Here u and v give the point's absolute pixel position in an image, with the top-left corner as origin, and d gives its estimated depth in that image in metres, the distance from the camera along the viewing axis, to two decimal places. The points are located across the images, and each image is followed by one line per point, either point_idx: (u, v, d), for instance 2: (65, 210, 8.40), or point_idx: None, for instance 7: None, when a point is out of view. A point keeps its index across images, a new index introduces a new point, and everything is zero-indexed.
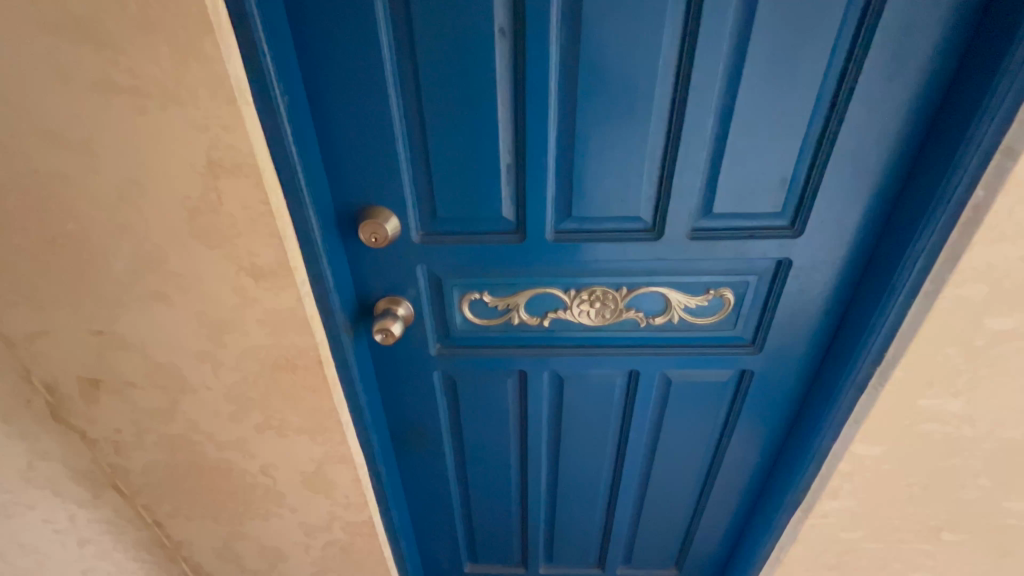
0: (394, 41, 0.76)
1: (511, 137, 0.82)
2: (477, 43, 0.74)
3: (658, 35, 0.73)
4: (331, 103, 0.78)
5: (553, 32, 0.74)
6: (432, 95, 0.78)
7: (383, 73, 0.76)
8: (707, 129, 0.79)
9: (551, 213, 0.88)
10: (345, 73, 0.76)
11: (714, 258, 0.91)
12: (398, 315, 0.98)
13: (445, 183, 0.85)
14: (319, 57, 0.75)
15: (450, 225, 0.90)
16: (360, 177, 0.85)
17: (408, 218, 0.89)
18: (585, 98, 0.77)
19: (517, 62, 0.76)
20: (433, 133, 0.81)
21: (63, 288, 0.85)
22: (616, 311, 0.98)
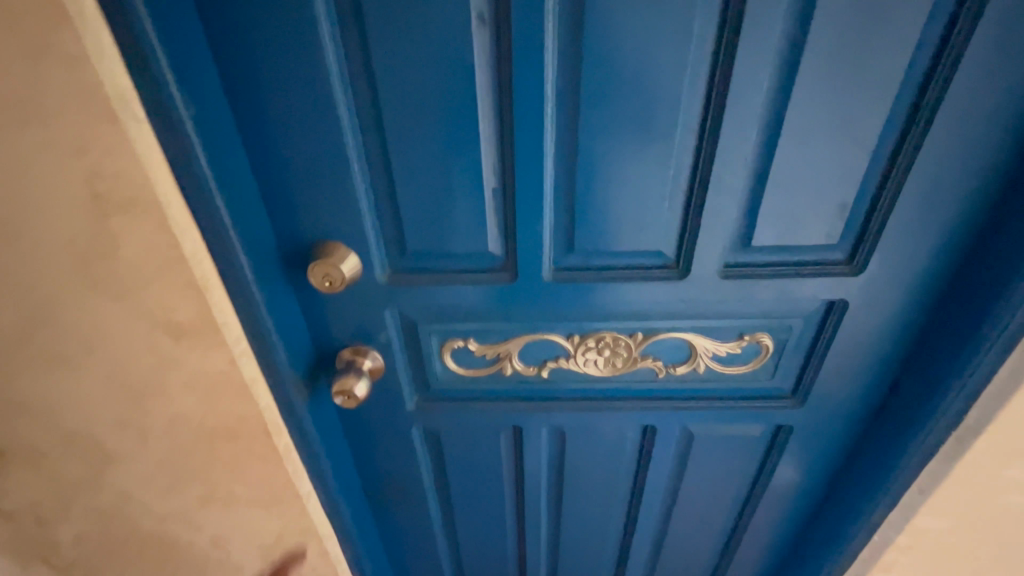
0: (339, 32, 0.57)
1: (495, 155, 0.64)
2: (447, 33, 0.56)
3: (688, 22, 0.55)
4: (262, 115, 0.60)
5: (548, 18, 0.55)
6: (391, 103, 0.60)
7: (325, 75, 0.58)
8: (748, 143, 0.61)
9: (548, 248, 0.71)
10: (276, 74, 0.58)
11: (750, 300, 0.73)
12: (364, 370, 0.80)
13: (414, 212, 0.68)
14: (240, 53, 0.57)
15: (424, 263, 0.73)
16: (307, 206, 0.67)
17: (370, 255, 0.71)
18: (588, 106, 0.60)
19: (502, 59, 0.58)
20: (395, 151, 0.63)
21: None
22: (629, 360, 0.82)
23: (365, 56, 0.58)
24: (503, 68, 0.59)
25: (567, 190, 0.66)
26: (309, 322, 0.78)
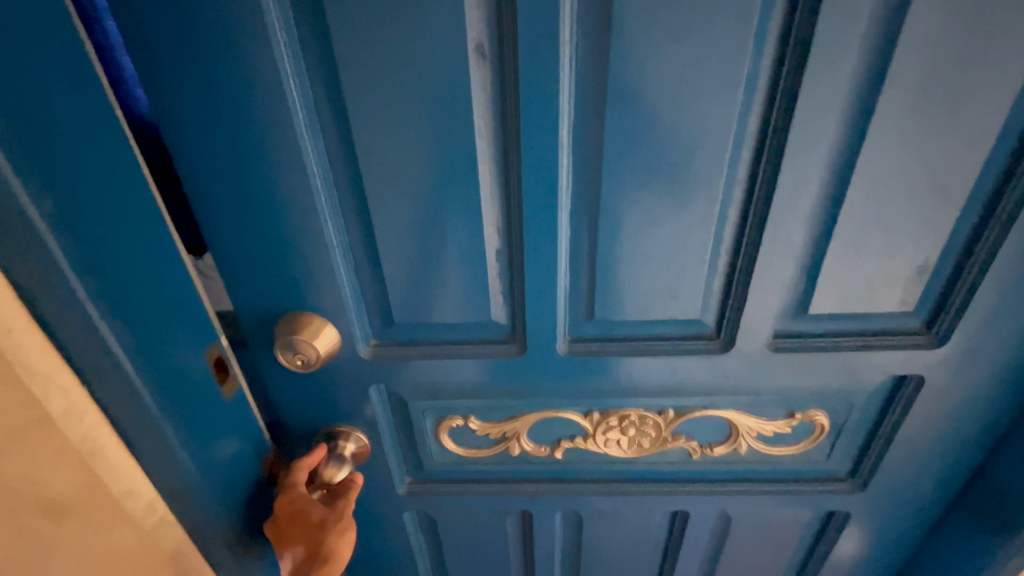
0: (305, 66, 0.46)
1: (499, 210, 0.53)
2: (434, 66, 0.46)
3: (737, 44, 0.44)
4: (216, 171, 0.50)
5: (562, 45, 0.44)
6: (372, 151, 0.50)
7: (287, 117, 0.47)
8: (809, 197, 0.50)
9: (562, 317, 0.59)
10: (230, 119, 0.47)
11: (806, 375, 0.61)
12: (346, 454, 0.67)
13: (403, 279, 0.57)
14: (185, 96, 0.47)
15: (415, 334, 0.61)
16: (271, 274, 0.55)
17: (351, 328, 0.59)
18: (611, 152, 0.49)
19: (503, 95, 0.47)
20: (374, 210, 0.53)
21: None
22: (657, 439, 0.69)
23: (336, 95, 0.48)
24: (504, 106, 0.48)
25: (583, 249, 0.55)
26: (278, 404, 0.65)
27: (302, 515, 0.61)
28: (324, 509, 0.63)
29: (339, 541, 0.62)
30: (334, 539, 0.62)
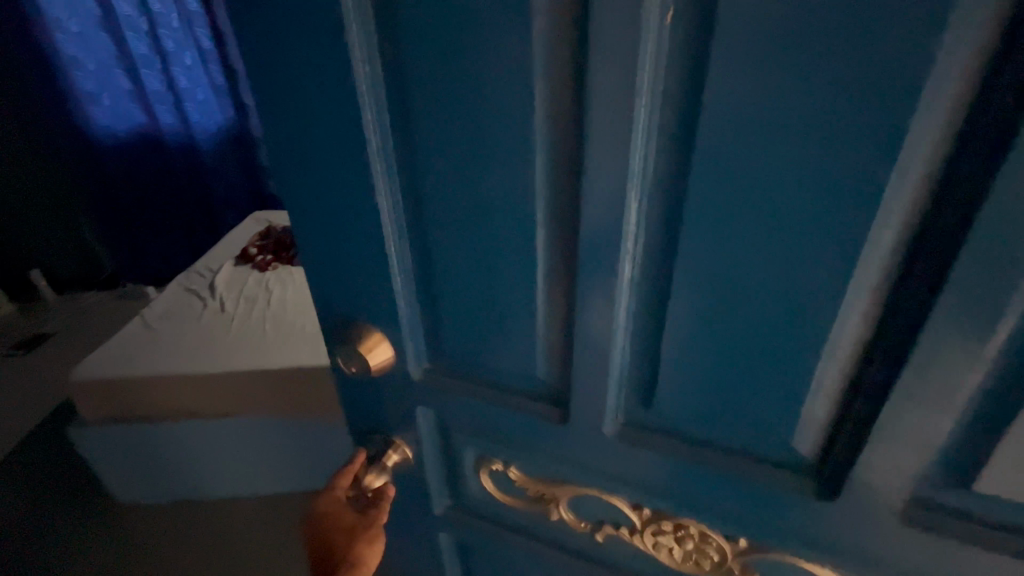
0: (378, 99, 0.45)
1: (556, 264, 0.47)
2: (493, 91, 0.41)
3: (899, 83, 0.30)
4: (299, 185, 0.53)
5: (639, 75, 0.36)
6: (430, 174, 0.48)
7: (356, 135, 0.47)
8: (989, 331, 0.34)
9: (614, 388, 0.51)
10: (311, 140, 0.49)
11: (956, 565, 0.43)
12: (388, 465, 0.68)
13: (454, 316, 0.55)
14: (276, 114, 0.49)
15: (461, 370, 0.59)
16: (339, 286, 0.58)
17: (404, 350, 0.60)
18: (693, 208, 0.39)
19: (569, 129, 0.41)
20: (428, 233, 0.51)
21: (225, 402, 1.45)
22: (719, 566, 0.57)
23: (395, 114, 0.46)
24: (568, 143, 0.41)
25: (649, 314, 0.46)
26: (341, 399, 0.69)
27: (337, 520, 0.66)
28: (357, 514, 0.67)
29: (367, 547, 0.67)
30: (364, 544, 0.67)
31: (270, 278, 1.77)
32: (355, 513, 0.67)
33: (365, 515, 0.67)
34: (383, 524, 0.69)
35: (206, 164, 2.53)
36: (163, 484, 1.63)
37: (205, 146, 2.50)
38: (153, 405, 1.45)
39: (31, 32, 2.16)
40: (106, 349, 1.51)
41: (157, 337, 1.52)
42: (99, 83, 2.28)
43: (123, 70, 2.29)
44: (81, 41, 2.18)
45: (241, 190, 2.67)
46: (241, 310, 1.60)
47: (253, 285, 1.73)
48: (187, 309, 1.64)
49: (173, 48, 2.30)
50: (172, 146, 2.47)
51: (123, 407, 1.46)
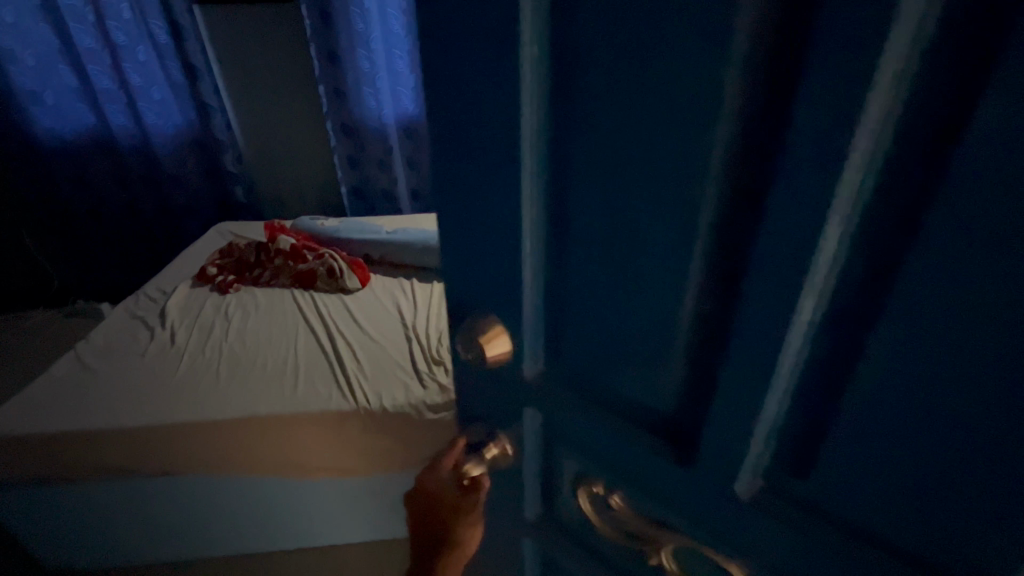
0: (536, 88, 0.43)
1: (717, 286, 0.41)
2: (667, 92, 0.37)
3: None
4: (444, 173, 0.52)
5: (885, 55, 0.29)
6: (577, 176, 0.44)
7: (506, 132, 0.45)
8: None
9: (757, 439, 0.44)
10: (462, 126, 0.48)
11: None
12: (488, 457, 0.63)
13: (575, 328, 0.52)
14: (435, 97, 0.49)
15: (574, 384, 0.55)
16: (463, 281, 0.57)
17: (518, 352, 0.56)
18: (924, 228, 0.31)
19: (761, 139, 0.35)
20: (564, 241, 0.48)
21: (164, 456, 1.56)
22: None
23: (554, 108, 0.43)
24: (756, 155, 0.36)
25: (821, 366, 0.39)
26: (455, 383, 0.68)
27: (437, 504, 0.65)
28: (454, 497, 0.65)
29: (463, 529, 0.66)
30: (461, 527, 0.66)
31: (231, 301, 2.17)
32: (454, 501, 0.65)
33: (463, 504, 0.65)
34: (470, 513, 0.66)
35: (163, 162, 3.05)
36: (89, 532, 1.70)
37: (155, 140, 2.97)
38: (89, 460, 1.54)
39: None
40: (62, 397, 1.62)
41: (107, 385, 1.68)
42: (45, 87, 2.84)
43: (65, 62, 2.81)
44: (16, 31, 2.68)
45: (201, 187, 3.19)
46: (195, 346, 1.87)
47: (207, 316, 2.07)
48: (142, 347, 1.89)
49: (125, 41, 2.74)
50: (122, 144, 3.00)
51: (65, 463, 1.54)
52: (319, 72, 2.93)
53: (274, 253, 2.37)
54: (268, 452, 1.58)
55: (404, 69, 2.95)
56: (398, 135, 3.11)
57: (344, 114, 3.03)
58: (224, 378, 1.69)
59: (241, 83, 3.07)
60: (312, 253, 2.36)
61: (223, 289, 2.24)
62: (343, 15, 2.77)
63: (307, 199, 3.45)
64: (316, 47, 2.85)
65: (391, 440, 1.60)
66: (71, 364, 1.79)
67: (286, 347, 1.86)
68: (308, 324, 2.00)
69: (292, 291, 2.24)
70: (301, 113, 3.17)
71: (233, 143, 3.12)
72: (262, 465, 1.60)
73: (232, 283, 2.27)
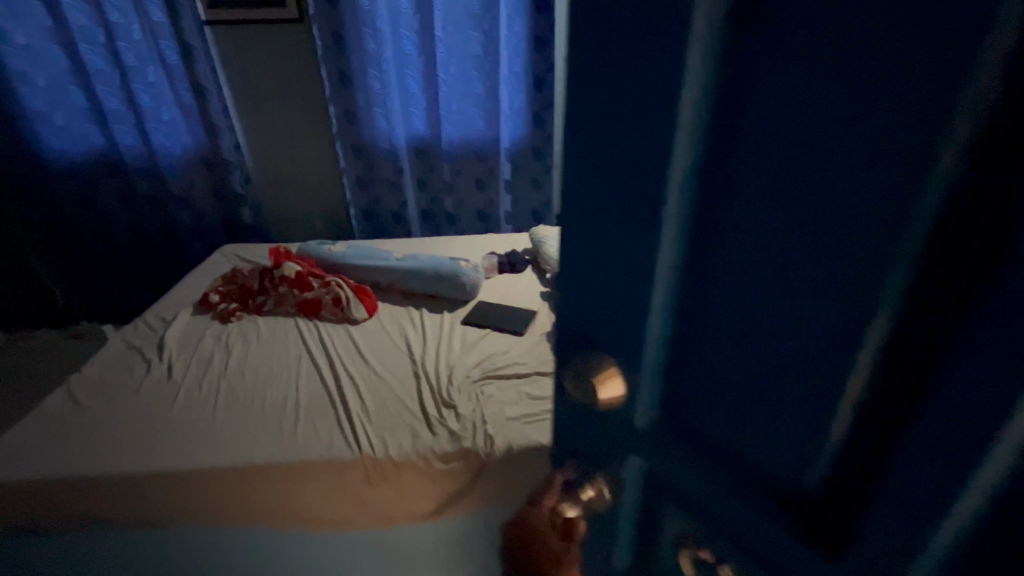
0: (705, 149, 0.50)
1: (896, 358, 0.42)
2: (834, 196, 0.43)
3: None
4: (595, 212, 0.59)
5: None
6: (725, 249, 0.52)
7: (662, 182, 0.52)
8: None
9: (948, 533, 0.42)
10: (626, 173, 0.54)
11: None
12: (582, 499, 0.72)
13: (713, 364, 0.56)
14: (599, 145, 0.55)
15: (701, 418, 0.60)
16: (597, 312, 0.63)
17: (641, 385, 0.63)
18: None
19: (948, 221, 0.37)
20: (705, 300, 0.55)
21: (153, 506, 1.44)
22: None
23: (702, 191, 0.51)
24: (957, 239, 0.37)
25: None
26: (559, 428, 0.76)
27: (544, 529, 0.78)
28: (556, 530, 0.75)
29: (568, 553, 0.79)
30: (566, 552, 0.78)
31: (233, 331, 2.08)
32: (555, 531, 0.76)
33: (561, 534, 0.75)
34: (576, 544, 0.78)
35: (169, 183, 3.00)
36: None
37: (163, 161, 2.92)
38: (70, 511, 1.42)
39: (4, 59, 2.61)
40: (49, 438, 1.53)
41: (94, 428, 1.56)
42: (54, 106, 2.77)
43: (77, 83, 2.76)
44: (26, 49, 2.62)
45: (209, 210, 3.14)
46: (192, 382, 1.77)
47: (206, 348, 1.96)
48: (137, 381, 1.78)
49: (135, 62, 2.69)
50: (129, 165, 2.94)
51: (41, 513, 1.42)
52: (329, 94, 2.91)
53: (278, 280, 2.25)
54: (265, 505, 1.45)
55: (415, 91, 2.93)
56: (409, 156, 3.10)
57: (354, 135, 3.00)
58: (223, 419, 1.59)
59: (250, 105, 3.03)
60: (317, 280, 2.25)
61: (225, 319, 2.14)
62: (355, 36, 2.76)
63: (314, 223, 3.40)
64: (326, 69, 2.84)
65: (399, 493, 1.47)
66: (61, 401, 1.68)
67: (288, 386, 1.74)
68: (312, 359, 1.88)
69: (296, 320, 2.15)
70: (311, 135, 3.14)
71: (241, 164, 3.06)
72: (257, 518, 1.47)
73: (234, 311, 2.17)
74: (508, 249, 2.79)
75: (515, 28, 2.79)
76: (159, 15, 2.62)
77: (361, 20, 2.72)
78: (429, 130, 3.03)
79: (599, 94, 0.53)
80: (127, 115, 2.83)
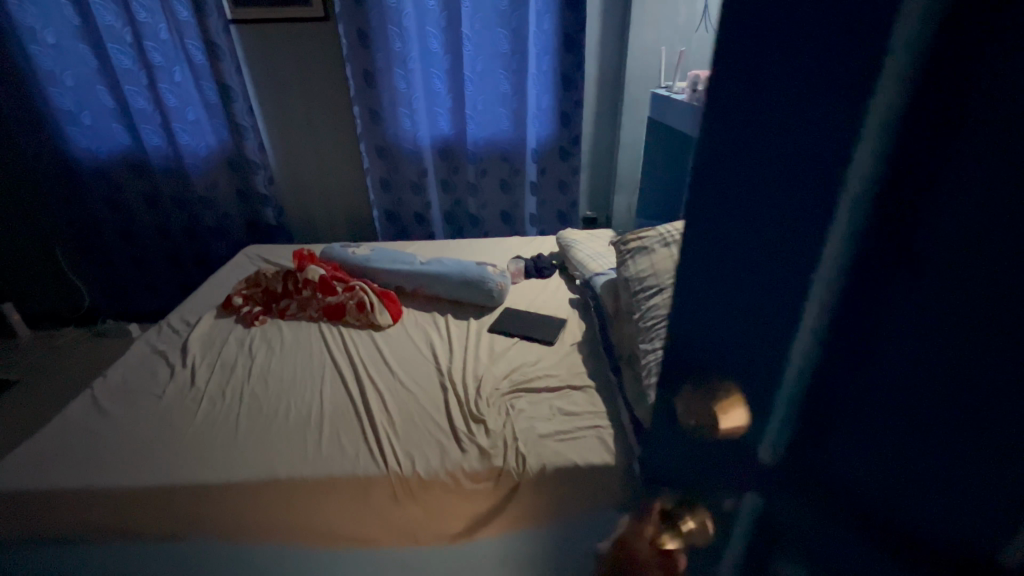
0: (938, 56, 0.27)
1: None
2: None
3: None
4: (719, 189, 0.40)
5: None
6: (958, 242, 0.28)
7: (842, 128, 0.31)
8: None
9: None
10: (774, 121, 0.35)
11: None
12: (680, 530, 0.49)
13: (911, 442, 0.33)
14: (739, 86, 0.37)
15: (892, 526, 0.34)
16: (709, 331, 0.44)
17: (769, 445, 0.41)
18: None
19: None
20: (883, 387, 0.33)
21: (174, 520, 1.40)
22: None
23: (855, 304, 0.34)
24: None
25: None
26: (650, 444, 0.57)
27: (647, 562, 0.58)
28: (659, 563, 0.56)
29: None
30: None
31: (256, 336, 2.04)
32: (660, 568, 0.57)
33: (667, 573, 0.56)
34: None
35: (194, 183, 2.98)
36: None
37: (188, 161, 2.91)
38: (90, 521, 1.39)
39: (32, 59, 2.61)
40: (73, 445, 1.50)
41: (117, 437, 1.54)
42: (82, 106, 2.77)
43: (103, 83, 2.75)
44: (53, 48, 2.62)
45: (233, 210, 3.13)
46: (214, 390, 1.73)
47: (229, 353, 1.93)
48: (161, 387, 1.76)
49: (162, 61, 2.67)
50: (155, 165, 2.94)
51: (63, 522, 1.39)
52: (354, 94, 2.86)
53: (303, 284, 2.21)
54: (288, 521, 1.41)
55: (440, 90, 2.86)
56: (433, 157, 3.05)
57: (378, 135, 2.95)
58: (249, 430, 1.56)
59: (275, 105, 3.01)
60: (341, 285, 2.20)
61: (249, 323, 2.11)
62: (381, 34, 2.70)
63: (337, 223, 3.38)
64: (351, 68, 2.79)
65: (425, 513, 1.41)
66: (86, 406, 1.67)
67: (311, 396, 1.69)
68: (336, 368, 1.83)
69: (320, 326, 2.10)
70: (335, 134, 3.10)
71: (265, 164, 3.04)
72: (279, 533, 1.42)
73: (258, 315, 2.14)
74: (535, 252, 2.71)
75: (544, 25, 2.71)
76: (185, 13, 2.59)
77: (387, 17, 2.65)
78: (454, 130, 2.96)
79: (725, 123, 0.38)
80: (153, 114, 2.83)
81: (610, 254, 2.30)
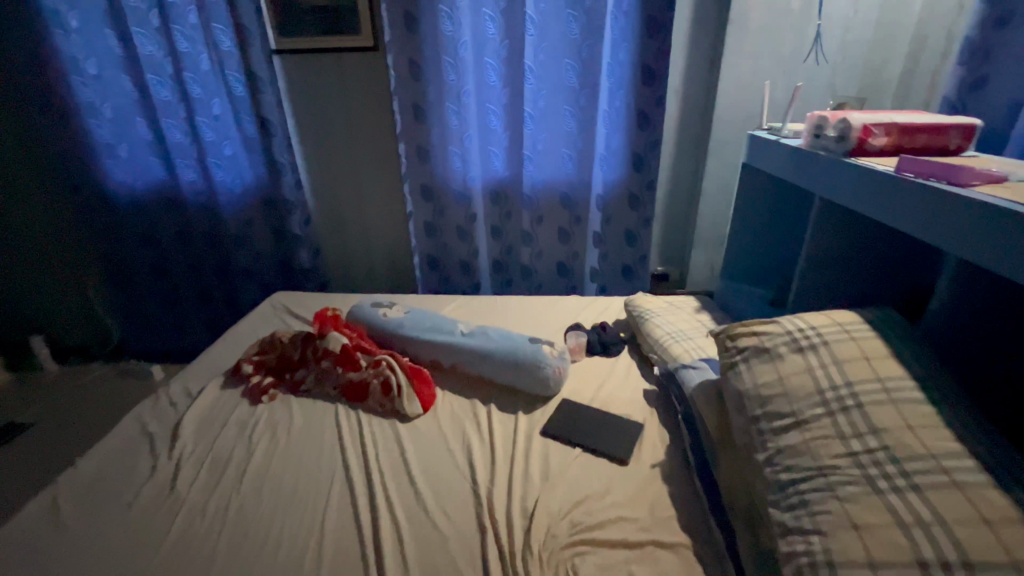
0: None
1: None
2: None
3: None
4: None
5: None
6: None
7: None
8: None
9: None
10: None
11: None
12: None
13: None
14: None
15: None
16: None
17: None
18: None
19: None
20: None
21: None
22: None
23: None
24: None
25: None
26: None
27: None
28: None
29: None
30: None
31: (261, 418, 1.68)
32: None
33: None
34: None
35: (227, 221, 2.77)
36: None
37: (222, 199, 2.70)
38: None
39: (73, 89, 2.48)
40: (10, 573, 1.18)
41: (63, 567, 1.20)
42: (120, 138, 2.63)
43: (140, 113, 2.59)
44: (95, 78, 2.49)
45: (266, 250, 2.89)
46: (198, 498, 1.39)
47: (226, 441, 1.59)
48: (137, 488, 1.43)
49: (200, 93, 2.48)
50: (189, 201, 2.75)
51: None
52: (400, 129, 2.57)
53: (322, 354, 1.85)
54: None
55: (496, 127, 2.52)
56: (484, 201, 2.70)
57: (425, 174, 2.63)
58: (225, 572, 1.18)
59: (317, 140, 2.77)
60: (366, 358, 1.83)
61: (257, 398, 1.77)
62: (435, 66, 2.40)
63: (375, 267, 3.08)
64: (399, 102, 2.50)
65: None
66: (46, 506, 1.36)
67: (311, 521, 1.31)
68: (347, 478, 1.44)
69: (337, 408, 1.73)
70: (378, 173, 2.82)
71: (302, 203, 2.79)
72: None
73: (268, 388, 1.80)
74: (597, 319, 2.25)
75: (620, 55, 2.33)
76: (228, 43, 2.40)
77: (441, 47, 2.35)
78: (509, 172, 2.61)
79: None
80: (190, 148, 2.64)
81: (698, 337, 1.82)
